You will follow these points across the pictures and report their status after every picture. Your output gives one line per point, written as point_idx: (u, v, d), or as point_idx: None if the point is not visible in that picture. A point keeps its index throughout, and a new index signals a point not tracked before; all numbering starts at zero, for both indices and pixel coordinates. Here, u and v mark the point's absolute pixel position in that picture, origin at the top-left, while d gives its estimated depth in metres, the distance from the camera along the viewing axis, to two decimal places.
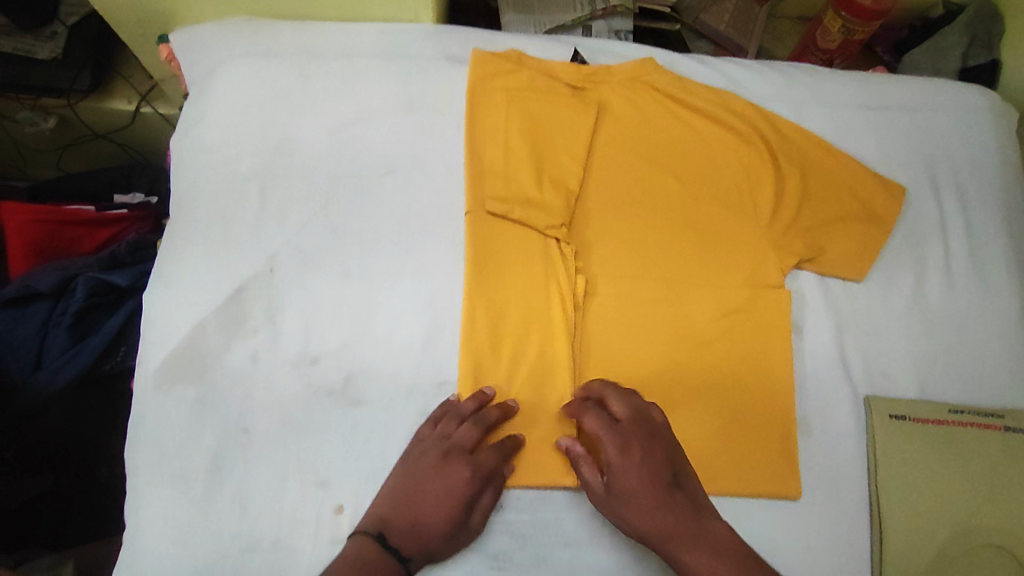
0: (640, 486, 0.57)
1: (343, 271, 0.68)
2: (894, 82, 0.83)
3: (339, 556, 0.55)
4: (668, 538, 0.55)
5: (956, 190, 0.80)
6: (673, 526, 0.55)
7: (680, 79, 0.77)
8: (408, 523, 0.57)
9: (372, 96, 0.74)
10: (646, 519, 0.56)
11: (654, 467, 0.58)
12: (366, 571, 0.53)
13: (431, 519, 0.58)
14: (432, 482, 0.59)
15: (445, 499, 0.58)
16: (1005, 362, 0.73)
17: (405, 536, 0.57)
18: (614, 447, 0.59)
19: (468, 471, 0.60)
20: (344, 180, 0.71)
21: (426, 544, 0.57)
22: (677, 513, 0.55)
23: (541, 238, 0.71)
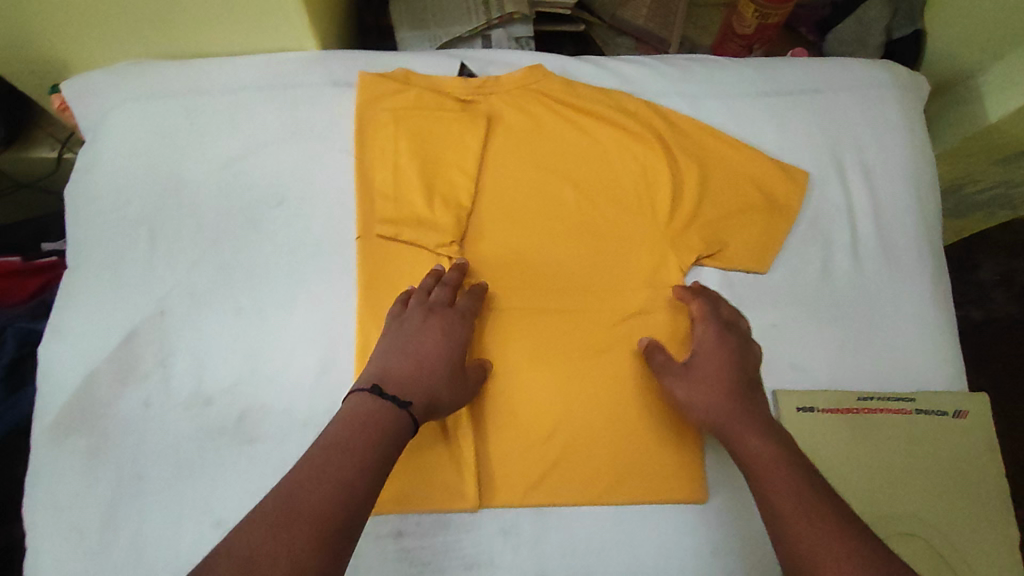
0: (704, 379, 0.64)
1: (236, 308, 0.69)
2: (794, 66, 0.82)
3: (331, 420, 0.55)
4: (721, 418, 0.61)
5: (863, 172, 0.78)
6: (717, 409, 0.62)
7: (570, 84, 0.77)
8: (412, 378, 0.59)
9: (257, 129, 0.73)
10: (706, 402, 0.63)
11: (742, 362, 0.64)
12: (358, 425, 0.54)
13: (434, 374, 0.61)
14: (426, 339, 0.62)
15: (442, 356, 0.62)
16: (913, 344, 0.73)
17: (406, 390, 0.58)
18: (712, 331, 0.66)
19: (456, 332, 0.64)
20: (233, 215, 0.71)
21: (429, 396, 0.59)
22: (753, 401, 0.62)
23: (433, 257, 0.70)
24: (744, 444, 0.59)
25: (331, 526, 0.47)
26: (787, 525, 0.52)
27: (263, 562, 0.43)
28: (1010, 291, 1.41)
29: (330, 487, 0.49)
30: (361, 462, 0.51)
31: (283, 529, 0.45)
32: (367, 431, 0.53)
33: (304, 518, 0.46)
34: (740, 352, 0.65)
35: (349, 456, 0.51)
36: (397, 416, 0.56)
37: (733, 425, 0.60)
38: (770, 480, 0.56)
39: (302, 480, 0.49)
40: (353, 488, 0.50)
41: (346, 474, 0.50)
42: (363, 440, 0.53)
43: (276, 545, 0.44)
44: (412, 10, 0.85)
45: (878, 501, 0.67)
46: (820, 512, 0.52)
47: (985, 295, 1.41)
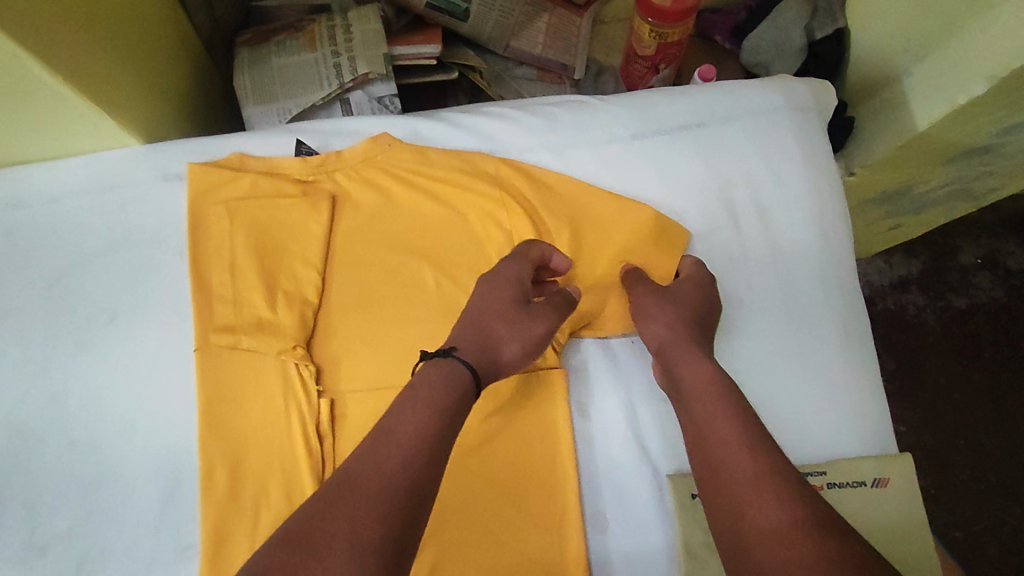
0: (669, 313, 0.62)
1: (69, 440, 0.63)
2: (673, 97, 0.73)
3: (399, 395, 0.51)
4: (672, 351, 0.60)
5: (756, 211, 0.70)
6: (670, 344, 0.60)
7: (421, 150, 0.70)
8: (470, 335, 0.58)
9: (85, 239, 0.68)
10: (665, 334, 0.61)
11: (701, 307, 0.63)
12: (423, 398, 0.50)
13: (491, 323, 0.59)
14: (488, 292, 0.61)
15: (499, 306, 0.60)
16: (822, 405, 0.65)
17: (469, 346, 0.57)
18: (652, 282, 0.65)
19: (517, 281, 0.62)
20: (62, 338, 0.65)
21: (482, 343, 0.57)
22: (696, 338, 0.61)
23: (277, 362, 0.64)
24: (690, 368, 0.57)
25: (391, 503, 0.43)
26: (716, 450, 0.49)
27: (321, 544, 0.40)
28: (994, 274, 1.26)
29: (388, 463, 0.45)
30: (423, 435, 0.47)
31: (339, 508, 0.42)
32: (417, 391, 0.51)
33: (364, 495, 0.43)
34: (701, 295, 0.64)
35: (407, 428, 0.48)
36: (442, 368, 0.54)
37: (686, 349, 0.59)
38: (702, 411, 0.53)
39: (364, 456, 0.45)
40: (415, 460, 0.46)
41: (405, 447, 0.46)
42: (419, 406, 0.49)
43: (338, 524, 0.41)
44: (260, 82, 0.79)
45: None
46: (750, 440, 0.49)
47: (966, 281, 1.26)
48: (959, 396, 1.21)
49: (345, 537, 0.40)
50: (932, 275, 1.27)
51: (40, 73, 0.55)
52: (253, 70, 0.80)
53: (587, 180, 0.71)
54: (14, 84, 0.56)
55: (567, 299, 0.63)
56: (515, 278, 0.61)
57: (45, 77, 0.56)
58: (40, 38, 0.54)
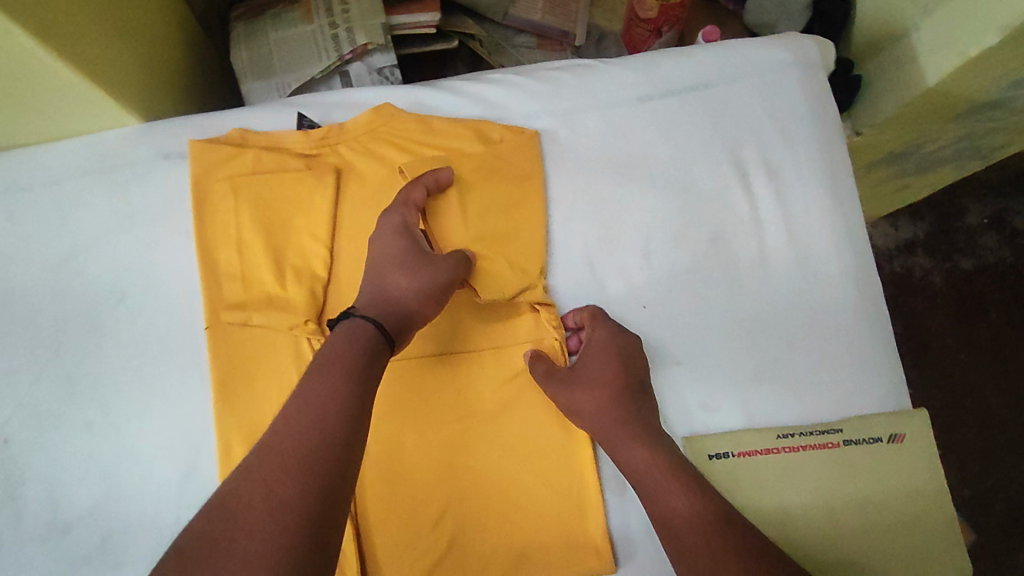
0: (592, 396, 0.60)
1: (85, 422, 0.63)
2: (681, 58, 0.72)
3: (313, 360, 0.53)
4: (613, 438, 0.58)
5: (767, 171, 0.69)
6: (609, 428, 0.59)
7: (426, 119, 0.69)
8: (368, 290, 0.59)
9: (89, 220, 0.67)
10: (602, 414, 0.59)
11: (623, 369, 0.61)
12: (338, 362, 0.52)
13: (388, 276, 0.60)
14: (378, 241, 0.62)
15: (397, 262, 0.60)
16: (836, 365, 0.65)
17: (368, 302, 0.58)
18: (606, 330, 0.62)
19: (407, 225, 0.62)
20: (72, 320, 0.65)
21: (381, 297, 0.59)
22: (627, 413, 0.59)
23: (290, 337, 0.64)
24: (631, 452, 0.57)
25: (305, 469, 0.46)
26: (654, 496, 0.55)
27: (239, 513, 0.43)
28: (1001, 234, 1.25)
29: (297, 434, 0.47)
30: (335, 402, 0.50)
31: (259, 475, 0.45)
32: (324, 361, 0.52)
33: (280, 462, 0.46)
34: (629, 352, 0.62)
35: (319, 394, 0.50)
36: (345, 338, 0.55)
37: (623, 435, 0.58)
38: (657, 495, 0.55)
39: (280, 432, 0.48)
40: (329, 428, 0.48)
41: (315, 414, 0.49)
42: (329, 374, 0.51)
43: (265, 501, 0.44)
44: (258, 56, 0.78)
45: (788, 536, 0.60)
46: (681, 481, 0.55)
47: (973, 242, 1.25)
48: (966, 356, 1.21)
49: (271, 514, 0.43)
50: (939, 237, 1.26)
51: (37, 51, 0.54)
52: (250, 45, 0.78)
53: (594, 145, 0.70)
54: (13, 65, 0.55)
55: (464, 258, 0.63)
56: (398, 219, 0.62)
57: (43, 57, 0.55)
58: (36, 15, 0.52)
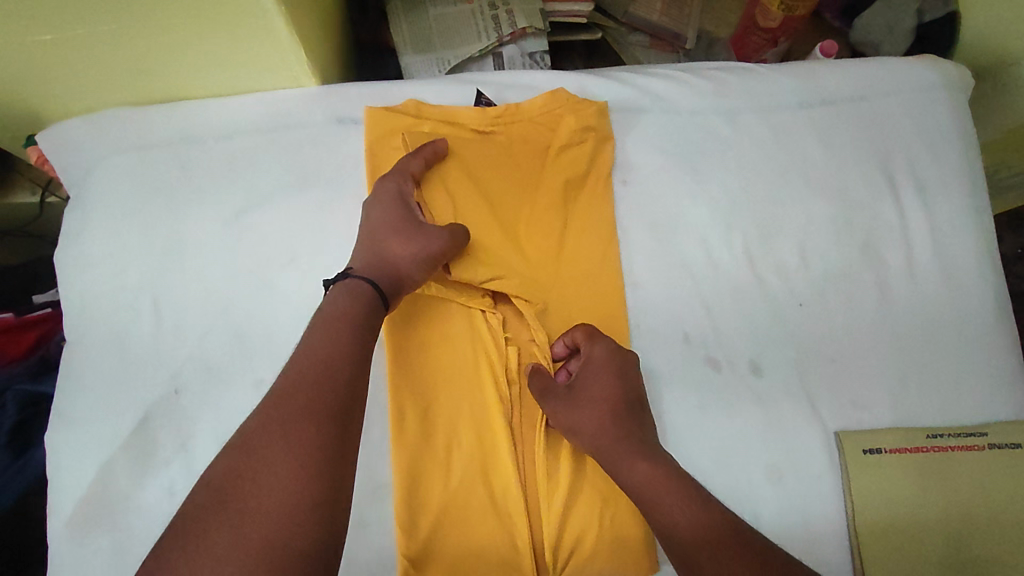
0: (591, 415, 0.60)
1: (256, 379, 0.63)
2: (836, 70, 0.75)
3: (313, 319, 0.56)
4: (613, 455, 0.58)
5: (916, 184, 0.73)
6: (609, 447, 0.58)
7: (598, 106, 0.70)
8: (363, 250, 0.61)
9: (261, 178, 0.67)
10: (600, 433, 0.59)
11: (622, 389, 0.61)
12: (335, 317, 0.55)
13: (382, 238, 0.61)
14: (375, 206, 0.63)
15: (391, 227, 0.62)
16: (976, 371, 0.69)
17: (362, 259, 0.61)
18: (603, 348, 0.62)
19: (404, 194, 0.64)
20: (243, 276, 0.65)
21: (374, 257, 0.60)
22: (628, 432, 0.59)
23: (462, 309, 0.65)
24: (631, 470, 0.56)
25: (319, 412, 0.49)
26: (655, 507, 0.54)
27: (265, 451, 0.46)
28: None
29: (306, 378, 0.50)
30: (339, 354, 0.53)
31: (279, 417, 0.48)
32: (325, 321, 0.55)
33: (294, 405, 0.49)
34: (626, 371, 0.62)
35: (324, 345, 0.53)
36: (349, 298, 0.57)
37: (620, 453, 0.57)
38: (661, 509, 0.54)
39: (288, 380, 0.51)
40: (335, 374, 0.52)
41: (323, 362, 0.52)
42: (327, 333, 0.54)
43: (284, 441, 0.46)
44: (417, 29, 0.79)
45: (939, 530, 0.63)
46: (674, 488, 0.55)
47: None
48: None
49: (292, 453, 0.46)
50: None
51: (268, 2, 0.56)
52: (410, 18, 0.79)
53: (755, 145, 0.72)
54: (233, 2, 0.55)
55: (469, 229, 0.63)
56: (395, 188, 0.63)
57: (271, 9, 0.57)
58: None
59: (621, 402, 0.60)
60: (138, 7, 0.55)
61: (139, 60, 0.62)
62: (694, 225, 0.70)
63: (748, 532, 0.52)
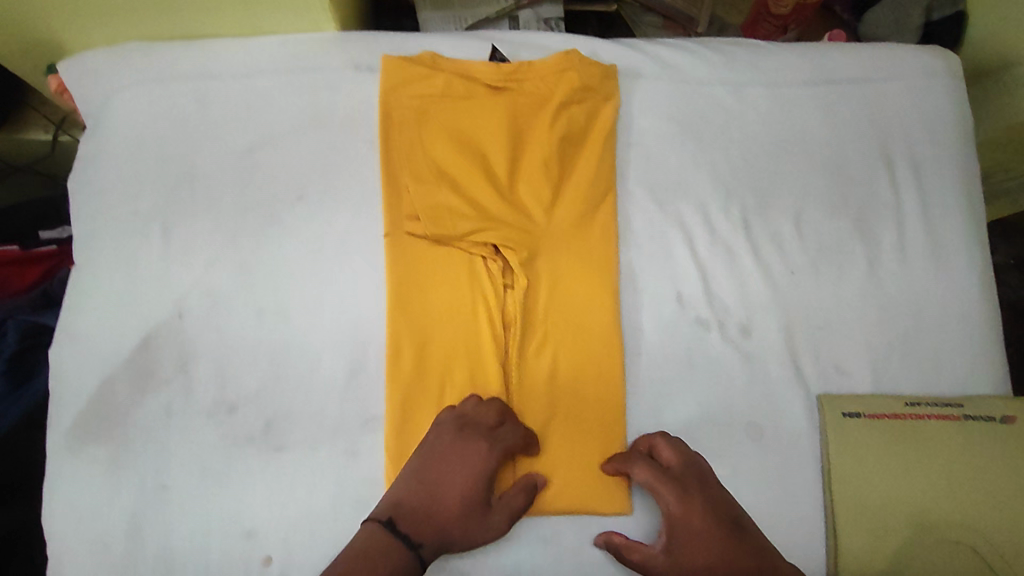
0: (692, 539, 0.59)
1: (258, 309, 0.65)
2: (841, 52, 0.77)
3: (348, 560, 0.51)
4: (730, 573, 0.57)
5: (912, 166, 0.75)
6: (719, 564, 0.57)
7: (608, 71, 0.72)
8: (419, 502, 0.57)
9: (275, 118, 0.69)
10: (710, 560, 0.58)
11: (710, 510, 0.60)
12: (375, 566, 0.51)
13: (444, 497, 0.58)
14: (424, 456, 0.60)
15: (456, 489, 0.58)
16: (959, 350, 0.71)
17: (417, 521, 0.56)
18: (675, 498, 0.61)
19: (463, 422, 0.61)
20: (251, 211, 0.67)
21: (441, 529, 0.56)
22: (733, 553, 0.57)
23: (463, 253, 0.67)
24: None
25: None
26: None
27: None
28: None
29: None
30: None
31: None
32: (394, 563, 0.52)
33: None
34: (702, 488, 0.61)
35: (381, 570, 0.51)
36: (403, 555, 0.53)
37: (735, 573, 0.57)
38: None
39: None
40: None
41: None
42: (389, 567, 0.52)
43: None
44: None
45: (912, 493, 0.66)
46: None
47: None
48: None
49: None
50: None
51: None
52: None
53: (757, 119, 0.74)
54: None
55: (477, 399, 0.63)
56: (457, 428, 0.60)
57: None
58: None
59: (704, 514, 0.60)
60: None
61: None
62: (695, 192, 0.72)
63: None
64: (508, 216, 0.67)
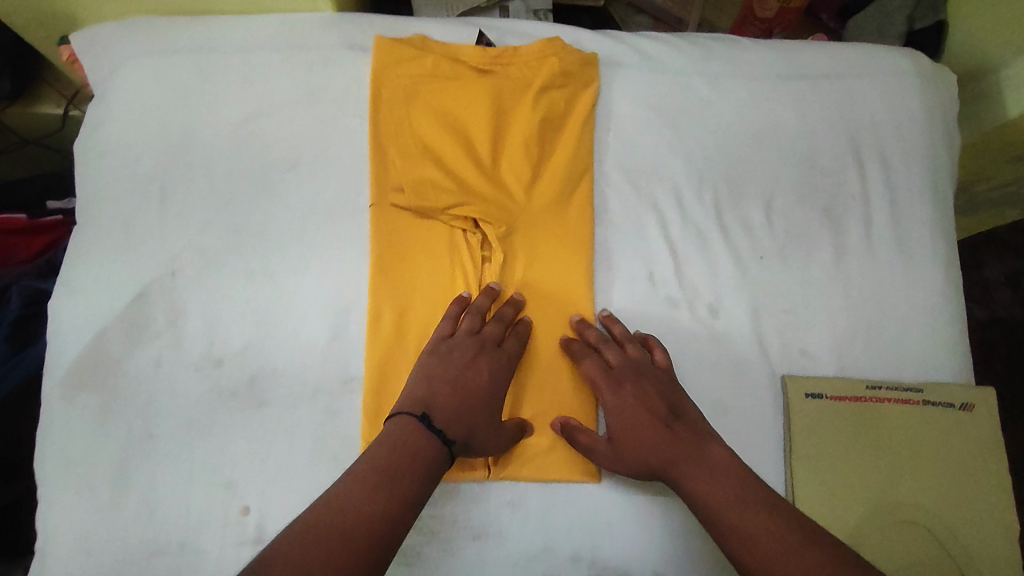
0: (631, 430, 0.61)
1: (247, 271, 0.68)
2: (815, 49, 0.81)
3: (374, 448, 0.53)
4: (671, 466, 0.58)
5: (880, 159, 0.78)
6: (644, 439, 0.60)
7: (588, 58, 0.76)
8: (449, 403, 0.57)
9: (272, 90, 0.72)
10: (650, 451, 0.59)
11: (649, 404, 0.61)
12: (405, 450, 0.53)
13: (467, 386, 0.59)
14: (444, 359, 0.61)
15: (480, 391, 0.60)
16: (920, 335, 0.73)
17: (449, 420, 0.56)
18: (611, 395, 0.63)
19: (480, 335, 0.63)
20: (246, 177, 0.70)
21: (470, 427, 0.58)
22: (673, 444, 0.58)
23: (445, 225, 0.70)
24: (689, 485, 0.56)
25: (384, 512, 0.48)
26: (720, 520, 0.53)
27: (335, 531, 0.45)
28: None
29: (374, 479, 0.50)
30: (415, 478, 0.51)
31: (352, 509, 0.47)
32: (427, 456, 0.53)
33: (360, 505, 0.48)
34: (640, 382, 0.63)
35: (407, 457, 0.52)
36: (434, 447, 0.54)
37: (680, 467, 0.57)
38: (728, 521, 0.53)
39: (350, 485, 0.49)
40: (407, 482, 0.51)
41: (389, 467, 0.51)
42: (420, 459, 0.53)
43: (393, 481, 0.50)
44: None
45: (867, 472, 0.68)
46: (748, 497, 0.53)
47: None
48: None
49: (409, 498, 0.50)
50: None
51: None
52: None
53: (734, 109, 0.77)
54: None
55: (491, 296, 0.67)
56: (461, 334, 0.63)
57: None
58: None
59: (642, 407, 0.61)
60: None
61: None
62: (670, 176, 0.75)
63: (790, 536, 0.50)
64: (489, 189, 0.70)
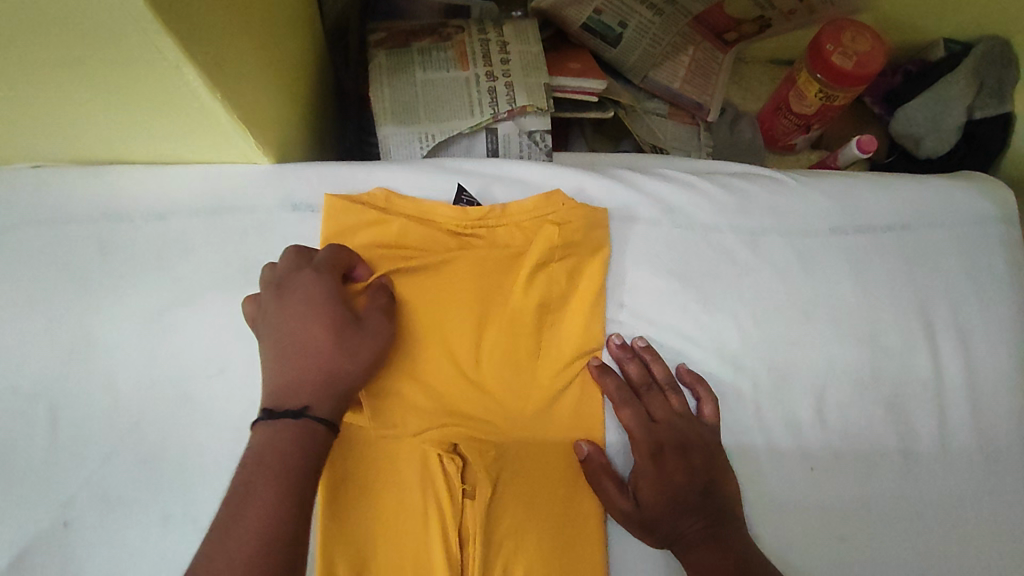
0: (660, 489, 0.54)
1: (161, 515, 0.52)
2: (874, 187, 0.65)
3: (240, 467, 0.43)
4: (692, 537, 0.52)
5: (957, 332, 0.63)
6: (674, 507, 0.54)
7: (596, 215, 0.60)
8: (290, 378, 0.47)
9: (197, 269, 0.57)
10: (672, 513, 0.54)
11: (688, 466, 0.55)
12: (275, 469, 0.43)
13: (304, 342, 0.48)
14: (282, 330, 0.49)
15: (304, 324, 0.49)
16: (1013, 561, 0.59)
17: (290, 393, 0.46)
18: (647, 445, 0.56)
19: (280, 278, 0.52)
20: (163, 387, 0.55)
21: (323, 379, 0.47)
22: (702, 515, 0.53)
23: (415, 447, 0.54)
24: (705, 562, 0.51)
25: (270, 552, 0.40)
26: None
27: None
28: None
29: (252, 518, 0.40)
30: (280, 497, 0.42)
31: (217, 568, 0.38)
32: (307, 452, 0.44)
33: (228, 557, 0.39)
34: (680, 440, 0.56)
35: (274, 477, 0.42)
36: (307, 432, 0.45)
37: (701, 542, 0.52)
38: None
39: (215, 535, 0.40)
40: (286, 509, 0.41)
41: (262, 496, 0.41)
42: (298, 453, 0.44)
43: (274, 485, 0.42)
44: (400, 99, 0.68)
45: None
46: None
47: None
48: None
49: (296, 496, 0.42)
50: None
51: (199, 89, 0.45)
52: (393, 82, 0.69)
53: (776, 271, 0.62)
54: (157, 93, 0.45)
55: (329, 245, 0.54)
56: (293, 285, 0.51)
57: (201, 93, 0.46)
58: (208, 50, 0.43)
59: (681, 465, 0.55)
60: (54, 84, 0.44)
61: (54, 132, 0.52)
62: (700, 362, 0.60)
63: None
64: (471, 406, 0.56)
